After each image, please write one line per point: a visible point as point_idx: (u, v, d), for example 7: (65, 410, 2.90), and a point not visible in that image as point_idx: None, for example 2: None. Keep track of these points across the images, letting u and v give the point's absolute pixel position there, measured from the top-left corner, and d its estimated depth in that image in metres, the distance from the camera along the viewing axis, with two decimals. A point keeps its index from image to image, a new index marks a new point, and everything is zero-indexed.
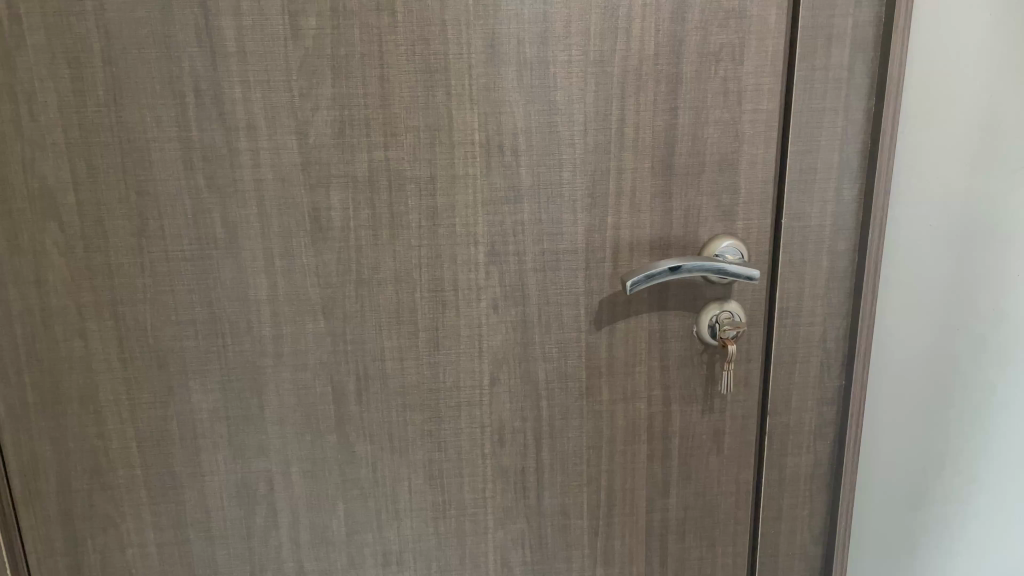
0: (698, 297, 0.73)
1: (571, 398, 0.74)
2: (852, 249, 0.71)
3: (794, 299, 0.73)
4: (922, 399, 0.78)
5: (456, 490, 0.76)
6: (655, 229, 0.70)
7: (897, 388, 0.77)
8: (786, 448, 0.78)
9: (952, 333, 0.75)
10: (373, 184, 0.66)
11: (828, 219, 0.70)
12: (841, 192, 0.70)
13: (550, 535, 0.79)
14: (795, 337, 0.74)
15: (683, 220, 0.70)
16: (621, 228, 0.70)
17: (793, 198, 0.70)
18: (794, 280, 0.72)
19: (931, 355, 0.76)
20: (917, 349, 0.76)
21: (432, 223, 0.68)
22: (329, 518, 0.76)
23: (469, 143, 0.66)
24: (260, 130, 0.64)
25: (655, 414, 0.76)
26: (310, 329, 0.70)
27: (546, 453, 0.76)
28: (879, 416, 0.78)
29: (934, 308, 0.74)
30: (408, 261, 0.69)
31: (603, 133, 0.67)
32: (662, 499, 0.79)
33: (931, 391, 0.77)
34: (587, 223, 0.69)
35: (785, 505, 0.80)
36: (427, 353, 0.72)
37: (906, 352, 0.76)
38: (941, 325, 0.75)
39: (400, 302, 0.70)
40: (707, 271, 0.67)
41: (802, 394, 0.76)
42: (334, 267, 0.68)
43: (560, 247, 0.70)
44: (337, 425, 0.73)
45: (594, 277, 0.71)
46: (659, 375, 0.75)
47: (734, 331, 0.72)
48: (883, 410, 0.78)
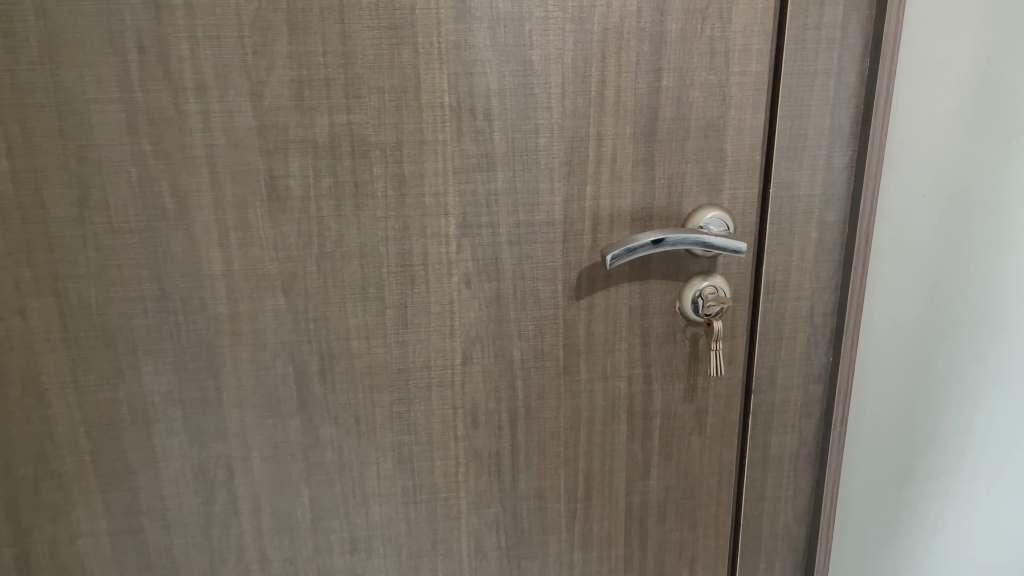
0: (681, 272, 0.69)
1: (548, 378, 0.71)
2: (842, 221, 0.68)
3: (781, 272, 0.70)
4: (908, 378, 0.75)
5: (427, 474, 0.73)
6: (637, 199, 0.66)
7: (883, 368, 0.75)
8: (771, 427, 0.75)
9: (942, 312, 0.72)
10: (335, 150, 0.62)
11: (817, 189, 0.67)
12: (832, 160, 0.66)
13: (525, 520, 0.76)
14: (782, 312, 0.71)
15: (666, 190, 0.66)
16: (601, 199, 0.66)
17: (781, 165, 0.67)
18: (781, 253, 0.69)
19: (920, 333, 0.73)
20: (907, 328, 0.73)
21: (399, 193, 0.64)
22: (293, 505, 0.72)
23: (438, 106, 0.62)
24: (211, 91, 0.59)
25: (636, 394, 0.73)
26: (269, 306, 0.65)
27: (521, 434, 0.72)
28: (865, 395, 0.76)
29: (923, 286, 0.72)
30: (373, 234, 0.64)
31: (581, 96, 0.63)
32: (642, 482, 0.76)
33: (918, 371, 0.75)
34: (565, 194, 0.65)
35: (769, 486, 0.78)
36: (396, 331, 0.68)
37: (895, 331, 0.73)
38: (930, 304, 0.72)
39: (366, 276, 0.65)
40: (691, 245, 0.63)
41: (787, 371, 0.73)
42: (294, 239, 0.64)
43: (536, 219, 0.66)
44: (299, 408, 0.69)
45: (572, 250, 0.67)
46: (640, 354, 0.71)
47: (718, 306, 0.68)
48: (869, 390, 0.76)
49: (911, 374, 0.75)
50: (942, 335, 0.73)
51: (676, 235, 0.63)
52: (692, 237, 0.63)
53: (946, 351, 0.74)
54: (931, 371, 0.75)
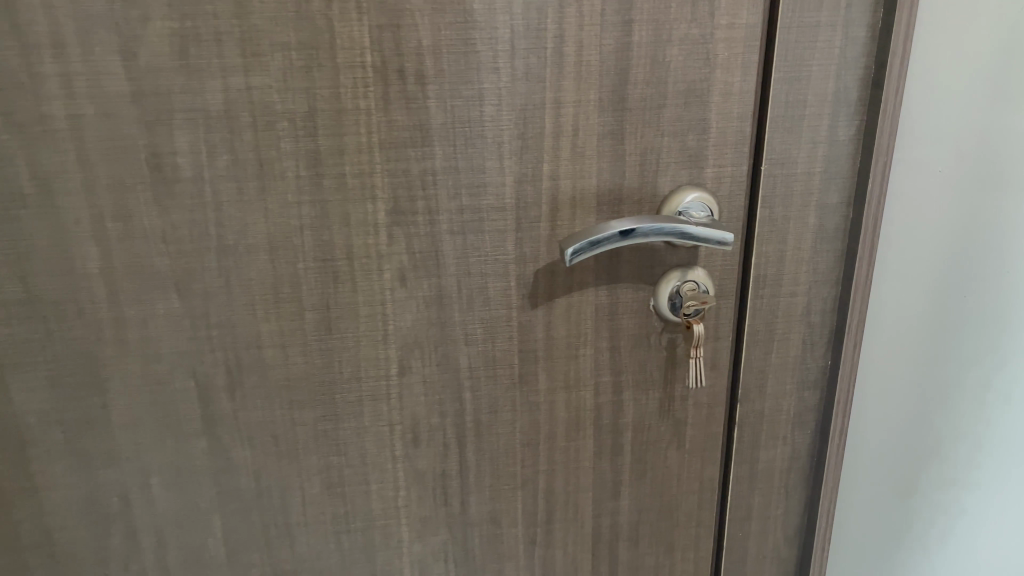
0: (656, 265, 0.58)
1: (501, 388, 0.60)
2: (845, 203, 0.58)
3: (774, 264, 0.59)
4: (916, 379, 0.67)
5: (362, 500, 0.62)
6: (604, 179, 0.55)
7: (888, 367, 0.67)
8: (759, 440, 0.66)
9: (957, 308, 0.64)
10: (233, 121, 0.50)
11: (817, 166, 0.56)
12: (836, 132, 0.56)
13: (477, 547, 0.66)
14: (773, 310, 0.61)
15: (639, 168, 0.55)
16: (560, 179, 0.55)
17: (775, 137, 0.56)
18: (774, 241, 0.59)
19: (931, 331, 0.65)
20: (916, 324, 0.65)
21: (314, 173, 0.52)
22: (204, 537, 0.62)
23: (358, 66, 0.50)
24: (71, 48, 0.48)
25: (604, 405, 0.62)
26: (161, 310, 0.54)
27: (471, 453, 0.62)
28: (866, 395, 0.68)
29: (936, 278, 0.63)
30: (285, 222, 0.53)
31: (535, 55, 0.51)
32: (612, 502, 0.66)
33: (927, 372, 0.66)
34: (517, 173, 0.54)
35: (756, 504, 0.68)
36: (317, 338, 0.57)
37: (903, 327, 0.65)
38: (944, 298, 0.64)
39: (278, 273, 0.54)
40: (662, 236, 0.53)
41: (778, 377, 0.63)
42: (187, 231, 0.53)
43: (483, 203, 0.55)
44: (205, 429, 0.58)
45: (527, 240, 0.56)
46: (609, 359, 0.61)
47: (698, 307, 0.58)
48: (872, 389, 0.68)
49: (919, 375, 0.67)
50: (956, 333, 0.65)
51: (644, 223, 0.52)
52: (656, 226, 0.52)
53: (960, 351, 0.65)
54: (942, 373, 0.66)
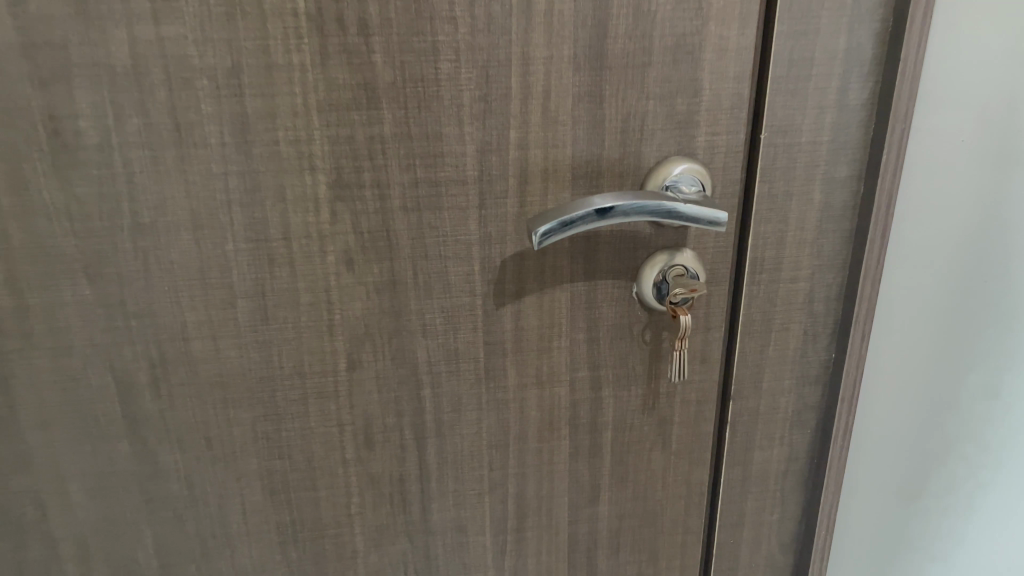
0: (639, 247, 0.51)
1: (465, 385, 0.54)
2: (855, 177, 0.51)
3: (774, 246, 0.53)
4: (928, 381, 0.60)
5: (309, 507, 0.56)
6: (580, 149, 0.48)
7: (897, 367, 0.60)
8: (754, 440, 0.59)
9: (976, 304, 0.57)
10: (143, 78, 0.43)
11: (824, 134, 0.49)
12: (846, 95, 0.49)
13: (440, 557, 0.59)
14: (772, 297, 0.54)
15: (620, 136, 0.48)
16: (530, 148, 0.48)
17: (777, 101, 0.48)
18: (774, 220, 0.52)
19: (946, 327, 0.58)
20: (929, 319, 0.58)
21: (242, 140, 0.45)
22: (133, 547, 0.56)
23: (289, 14, 0.42)
24: None
25: (581, 403, 0.56)
26: (70, 297, 0.48)
27: (431, 456, 0.56)
28: (872, 398, 0.61)
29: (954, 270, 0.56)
30: (210, 198, 0.46)
31: (499, 2, 0.44)
32: (590, 508, 0.60)
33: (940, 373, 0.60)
34: (479, 141, 0.47)
35: (749, 509, 0.62)
36: (252, 329, 0.50)
37: (915, 323, 0.58)
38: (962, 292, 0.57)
39: (204, 256, 0.47)
40: (643, 215, 0.46)
41: (776, 372, 0.57)
42: (96, 207, 0.46)
43: (441, 176, 0.48)
44: (128, 430, 0.52)
45: (492, 219, 0.49)
46: (586, 353, 0.54)
47: (684, 294, 0.51)
48: (878, 392, 0.61)
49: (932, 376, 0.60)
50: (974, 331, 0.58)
51: (622, 201, 0.45)
52: (636, 204, 0.45)
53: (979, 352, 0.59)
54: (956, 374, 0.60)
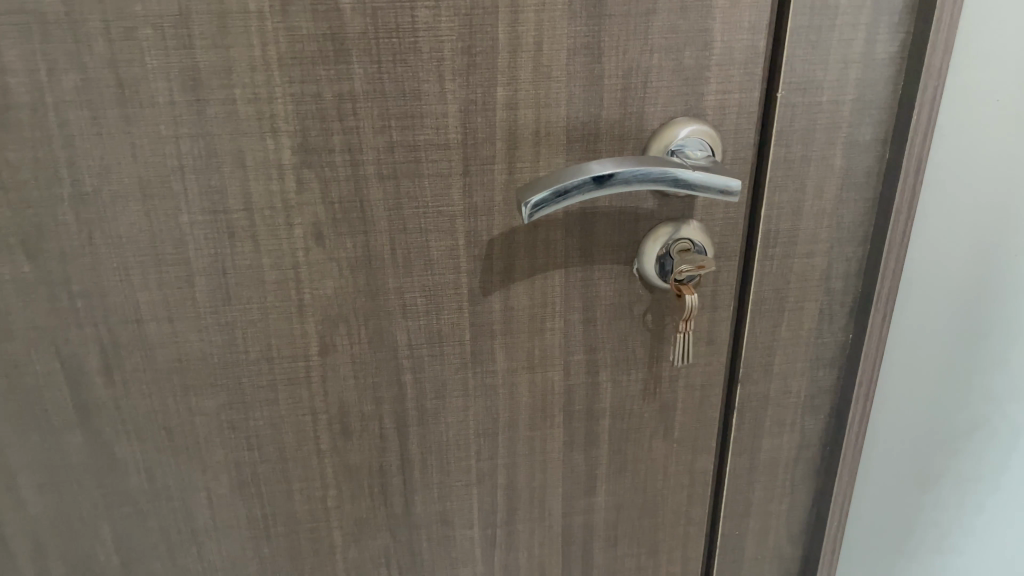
0: (640, 218, 0.46)
1: (449, 370, 0.49)
2: (880, 140, 0.46)
3: (789, 216, 0.48)
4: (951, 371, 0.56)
5: (281, 501, 0.52)
6: (576, 109, 0.43)
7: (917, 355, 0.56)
8: (762, 426, 0.55)
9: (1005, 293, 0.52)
10: (78, 27, 0.38)
11: (847, 92, 0.45)
12: (873, 48, 0.44)
13: (425, 552, 0.55)
14: (785, 272, 0.50)
15: (621, 95, 0.43)
16: (520, 108, 0.43)
17: (796, 54, 0.43)
18: (789, 189, 0.47)
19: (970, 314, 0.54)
20: (955, 305, 0.54)
21: (194, 98, 0.40)
22: (92, 543, 0.52)
23: None
24: None
25: (576, 388, 0.51)
26: (8, 275, 0.43)
27: (414, 446, 0.51)
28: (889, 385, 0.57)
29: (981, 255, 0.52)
30: (160, 163, 0.41)
31: None
32: (586, 500, 0.56)
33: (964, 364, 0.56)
34: (463, 99, 0.42)
35: (756, 499, 0.58)
36: (213, 310, 0.45)
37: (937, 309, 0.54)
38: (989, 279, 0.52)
39: (156, 229, 0.43)
40: (647, 182, 0.41)
41: (788, 353, 0.53)
42: (32, 174, 0.41)
43: (420, 139, 0.43)
44: (79, 420, 0.47)
45: (478, 188, 0.44)
46: (581, 334, 0.49)
47: (689, 272, 0.46)
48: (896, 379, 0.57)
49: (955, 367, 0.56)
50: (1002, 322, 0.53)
51: (627, 163, 0.40)
52: (639, 171, 0.40)
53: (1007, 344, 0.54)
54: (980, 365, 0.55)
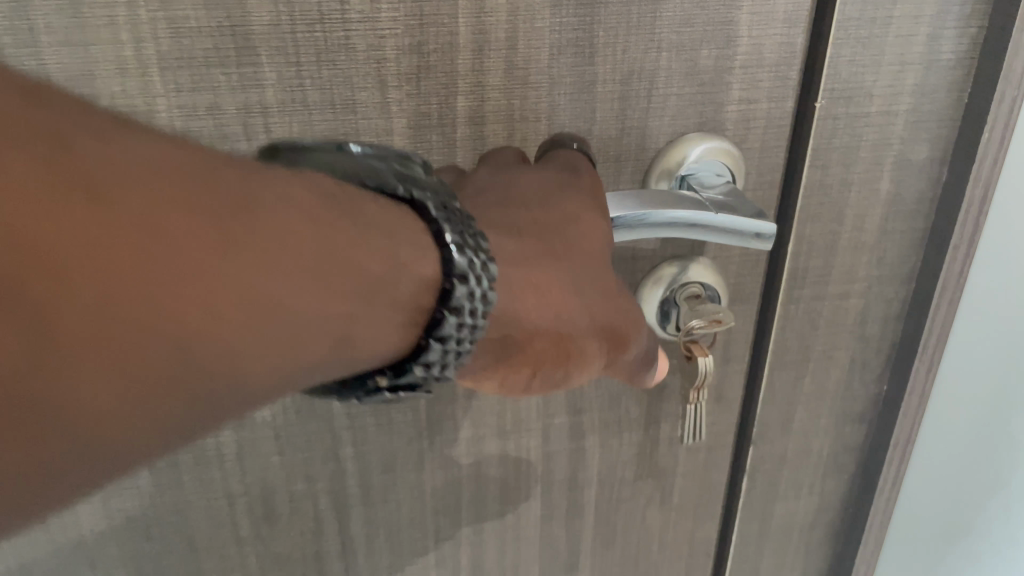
0: (636, 255, 0.37)
1: (400, 441, 0.40)
2: (940, 161, 0.37)
3: (822, 252, 0.38)
4: (1001, 467, 0.46)
5: None
6: (560, 124, 0.33)
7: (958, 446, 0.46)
8: (776, 491, 0.47)
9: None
10: None
11: (903, 101, 0.35)
12: (940, 45, 0.33)
13: None
14: (812, 319, 0.40)
15: (617, 105, 0.33)
16: (487, 122, 0.33)
17: (843, 53, 0.33)
18: (823, 220, 0.38)
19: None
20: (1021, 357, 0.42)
21: None
22: None
23: None
24: None
25: (557, 457, 0.42)
26: None
27: (360, 526, 0.42)
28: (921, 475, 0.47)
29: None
30: None
31: None
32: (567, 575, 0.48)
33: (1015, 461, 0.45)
34: (411, 110, 0.32)
35: (763, 567, 0.50)
36: None
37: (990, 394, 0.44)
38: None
39: None
40: (658, 228, 0.32)
41: (809, 409, 0.44)
42: None
43: None
44: None
45: None
46: (563, 397, 0.40)
47: (700, 327, 0.36)
48: (932, 469, 0.47)
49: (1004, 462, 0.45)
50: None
51: (625, 207, 0.32)
52: (639, 208, 0.31)
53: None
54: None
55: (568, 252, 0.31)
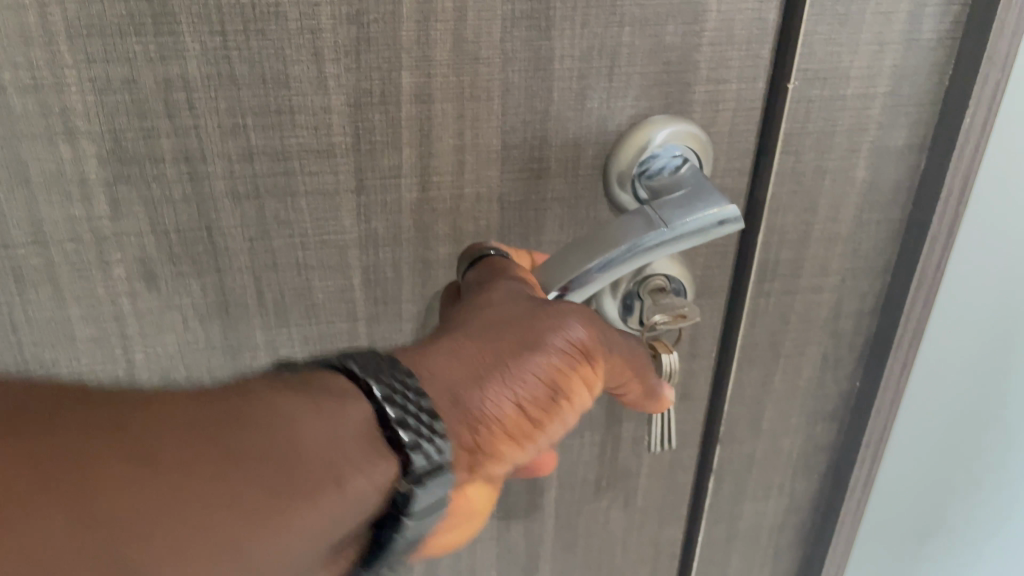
0: None
1: None
2: (920, 149, 0.34)
3: (794, 244, 0.36)
4: (968, 462, 0.43)
5: None
6: (514, 104, 0.31)
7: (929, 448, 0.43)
8: (744, 492, 0.45)
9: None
10: None
11: (882, 84, 0.32)
12: (923, 23, 0.31)
13: None
14: (783, 314, 0.38)
15: (577, 85, 0.31)
16: (435, 102, 0.30)
17: (819, 30, 0.31)
18: (796, 209, 0.36)
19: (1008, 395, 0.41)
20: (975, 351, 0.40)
21: None
22: None
23: None
24: None
25: None
26: None
27: None
28: (893, 482, 0.44)
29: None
30: None
31: None
32: None
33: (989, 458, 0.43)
34: (351, 87, 0.29)
35: (730, 568, 0.48)
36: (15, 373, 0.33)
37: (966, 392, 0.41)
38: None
39: None
40: (631, 262, 0.29)
41: (780, 408, 0.42)
42: None
43: (292, 145, 0.30)
44: None
45: (379, 212, 0.32)
46: None
47: (661, 322, 0.34)
48: (907, 478, 0.44)
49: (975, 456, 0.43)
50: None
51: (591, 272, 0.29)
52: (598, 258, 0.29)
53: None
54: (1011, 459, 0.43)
55: (536, 327, 0.28)
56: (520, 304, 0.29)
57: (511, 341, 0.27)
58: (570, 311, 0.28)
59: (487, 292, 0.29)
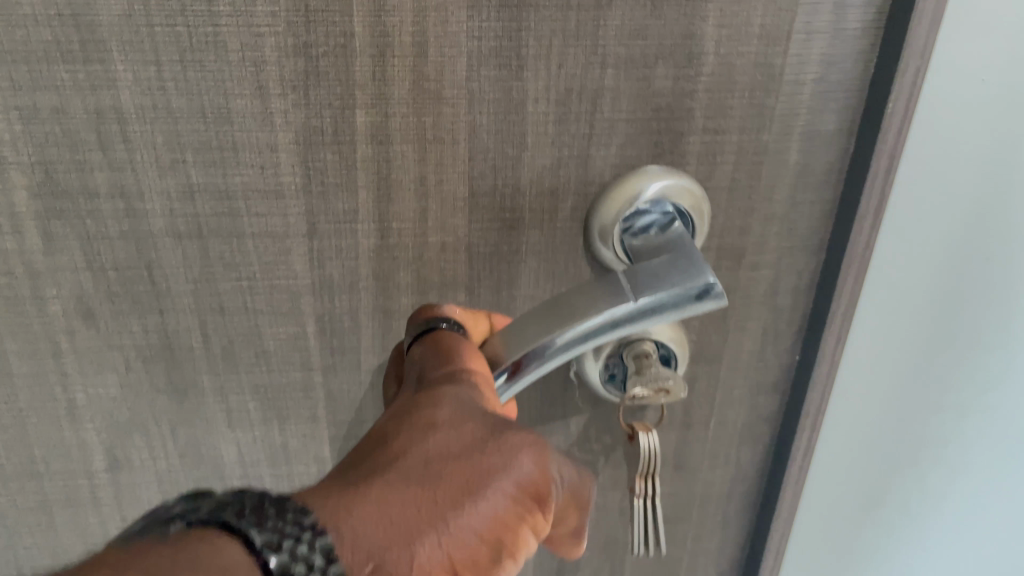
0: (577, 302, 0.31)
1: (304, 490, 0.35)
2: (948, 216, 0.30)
3: (798, 308, 0.33)
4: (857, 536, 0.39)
5: None
6: (482, 148, 0.28)
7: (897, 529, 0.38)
8: (738, 561, 0.41)
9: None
10: None
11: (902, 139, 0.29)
12: None
13: None
14: (784, 380, 0.35)
15: (553, 130, 0.28)
16: (394, 143, 0.27)
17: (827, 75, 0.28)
18: (800, 271, 0.32)
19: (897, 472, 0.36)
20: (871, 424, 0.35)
21: None
22: None
23: None
24: None
25: None
26: None
27: None
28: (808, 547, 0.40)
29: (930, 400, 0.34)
30: None
31: None
32: None
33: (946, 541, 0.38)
34: (299, 125, 0.27)
35: None
36: None
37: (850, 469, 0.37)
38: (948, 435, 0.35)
39: None
40: (583, 338, 0.27)
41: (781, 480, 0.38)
42: None
43: (236, 184, 0.28)
44: None
45: (333, 258, 0.29)
46: None
47: (642, 391, 0.30)
48: (820, 549, 0.40)
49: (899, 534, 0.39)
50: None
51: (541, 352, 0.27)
52: (546, 337, 0.27)
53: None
54: (908, 529, 0.38)
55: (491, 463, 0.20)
56: (466, 432, 0.21)
57: (460, 479, 0.19)
58: (531, 450, 0.20)
59: (420, 411, 0.21)
